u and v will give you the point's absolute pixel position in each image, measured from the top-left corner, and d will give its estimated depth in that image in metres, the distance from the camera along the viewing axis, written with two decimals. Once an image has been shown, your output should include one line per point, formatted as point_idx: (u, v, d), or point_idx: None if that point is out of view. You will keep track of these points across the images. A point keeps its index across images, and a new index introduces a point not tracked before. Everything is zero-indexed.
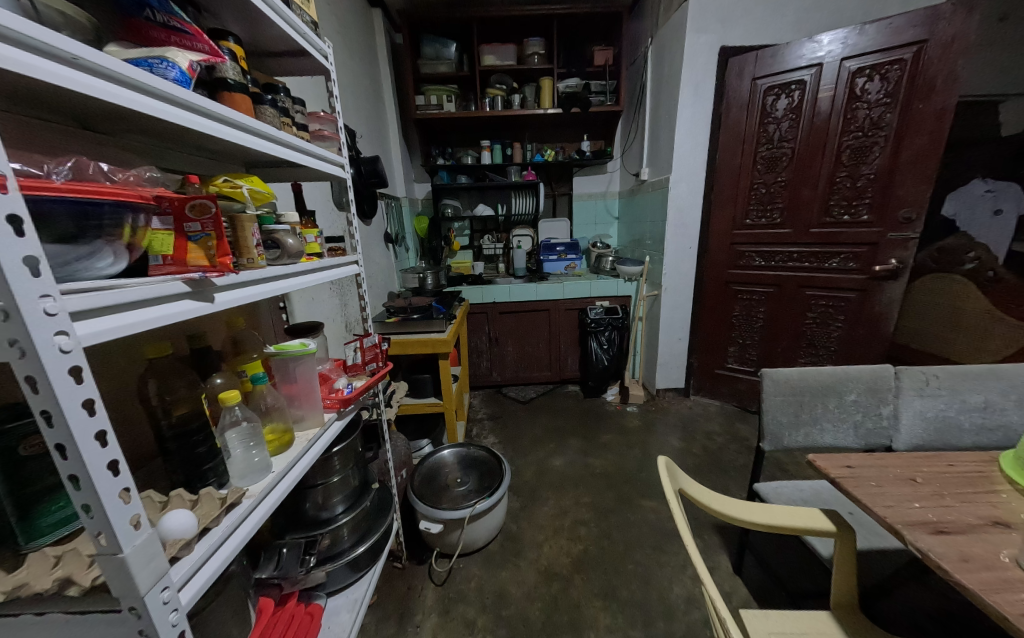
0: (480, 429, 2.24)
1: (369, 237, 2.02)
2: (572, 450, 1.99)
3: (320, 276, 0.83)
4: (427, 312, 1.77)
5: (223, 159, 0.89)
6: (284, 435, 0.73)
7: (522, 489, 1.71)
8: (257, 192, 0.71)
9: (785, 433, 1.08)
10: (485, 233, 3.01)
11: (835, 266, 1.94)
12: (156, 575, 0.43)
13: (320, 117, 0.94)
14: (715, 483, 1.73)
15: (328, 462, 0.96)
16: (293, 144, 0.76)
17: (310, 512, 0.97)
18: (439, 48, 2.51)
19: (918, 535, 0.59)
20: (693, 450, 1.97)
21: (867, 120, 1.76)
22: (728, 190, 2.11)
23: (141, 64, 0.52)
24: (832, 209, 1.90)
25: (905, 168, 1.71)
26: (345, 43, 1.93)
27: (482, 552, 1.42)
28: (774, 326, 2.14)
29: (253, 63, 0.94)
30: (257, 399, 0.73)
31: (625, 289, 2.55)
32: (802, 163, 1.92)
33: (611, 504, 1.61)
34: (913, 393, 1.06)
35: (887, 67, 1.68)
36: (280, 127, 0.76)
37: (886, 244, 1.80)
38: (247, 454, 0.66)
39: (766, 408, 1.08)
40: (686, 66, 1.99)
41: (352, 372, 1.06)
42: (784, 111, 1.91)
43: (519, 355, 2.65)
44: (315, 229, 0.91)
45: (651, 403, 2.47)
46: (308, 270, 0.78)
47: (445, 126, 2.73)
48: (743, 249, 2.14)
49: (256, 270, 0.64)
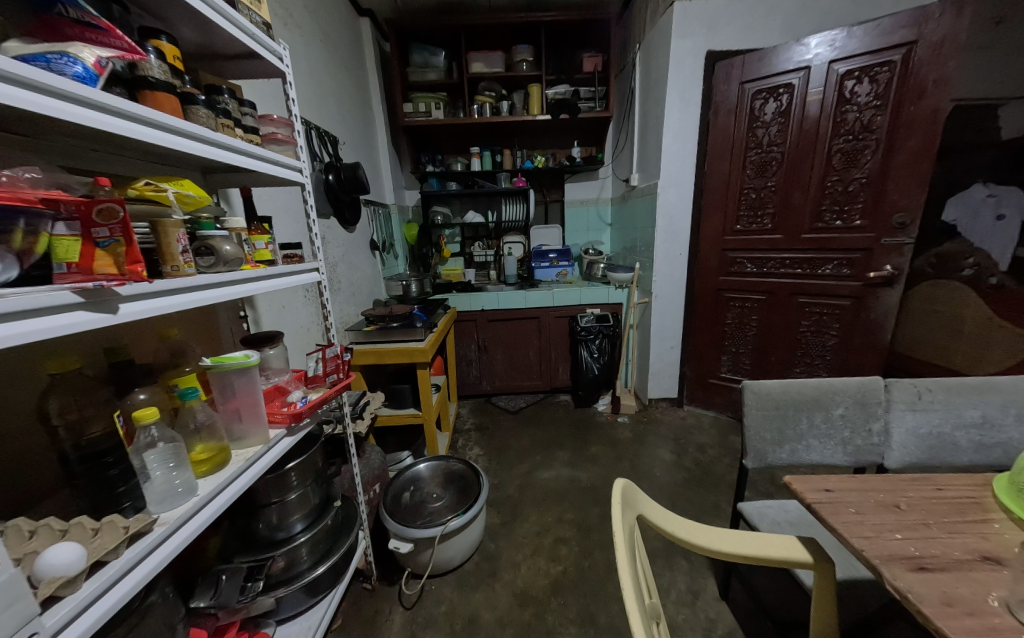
0: (466, 440, 2.18)
1: (354, 244, 1.99)
2: (559, 463, 1.93)
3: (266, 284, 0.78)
4: (407, 320, 1.72)
5: (174, 165, 0.86)
6: (217, 455, 0.69)
7: (504, 504, 1.65)
8: (187, 197, 0.66)
9: (770, 449, 1.02)
10: (476, 240, 2.98)
11: (829, 273, 1.88)
12: (20, 620, 0.39)
13: (274, 119, 0.90)
14: (706, 498, 1.65)
15: (284, 478, 0.93)
16: (237, 148, 0.73)
17: (264, 533, 0.93)
18: (428, 56, 2.50)
19: (897, 572, 0.53)
20: (685, 464, 1.90)
21: (858, 123, 1.72)
22: (717, 196, 2.06)
23: (39, 60, 0.48)
24: (824, 214, 1.84)
25: (899, 171, 1.66)
26: (332, 52, 1.92)
27: (457, 573, 1.35)
28: (766, 334, 2.08)
29: (207, 68, 0.91)
30: (184, 420, 0.68)
31: (615, 296, 2.52)
32: (791, 167, 1.87)
33: (595, 520, 1.55)
34: (905, 407, 1.00)
35: (876, 70, 1.65)
36: (217, 129, 0.72)
37: (881, 250, 1.74)
38: (168, 476, 0.60)
39: (749, 423, 1.02)
40: (673, 72, 1.97)
41: (313, 384, 1.01)
42: (772, 115, 1.87)
43: (508, 364, 2.60)
44: (266, 235, 0.87)
45: (644, 414, 2.40)
46: (253, 277, 0.74)
47: (435, 133, 2.71)
48: (734, 255, 2.09)
49: (181, 278, 0.60)
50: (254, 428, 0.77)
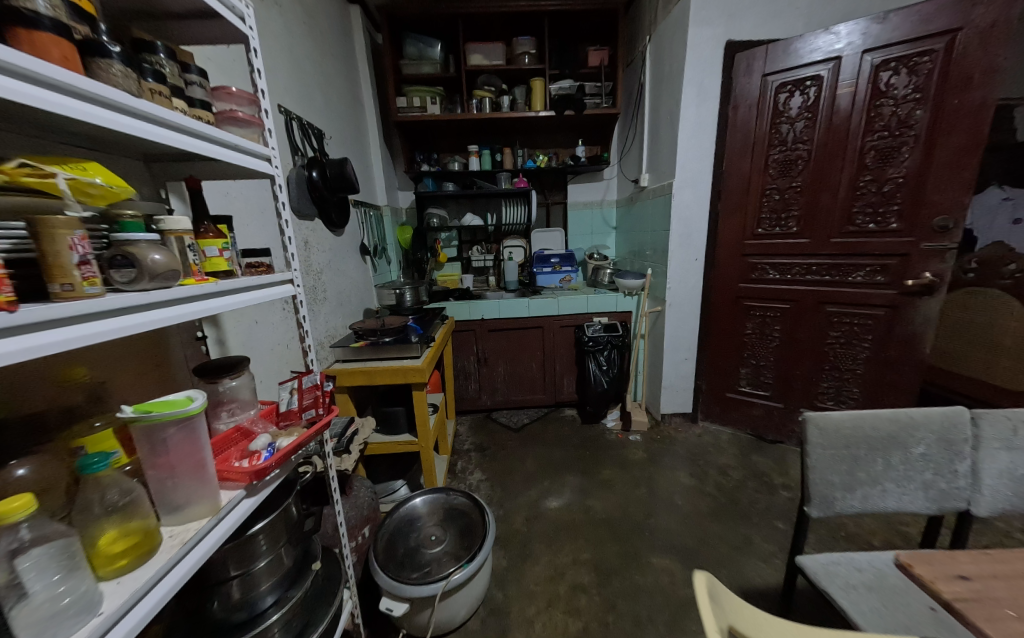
0: (466, 463, 1.99)
1: (342, 250, 1.81)
2: (569, 489, 1.76)
3: (211, 305, 0.59)
4: (401, 334, 1.53)
5: (107, 149, 0.68)
6: (139, 542, 0.50)
7: (511, 542, 1.46)
8: (90, 191, 0.47)
9: (837, 495, 0.86)
10: (473, 244, 2.81)
11: (861, 280, 1.73)
12: None
13: (232, 93, 0.73)
14: (736, 532, 1.48)
15: (250, 544, 0.75)
16: (169, 123, 0.55)
17: (222, 614, 0.74)
18: (423, 48, 2.33)
19: None
20: (707, 489, 1.73)
21: (894, 117, 1.57)
22: (737, 197, 1.91)
23: None
24: (855, 216, 1.70)
25: (940, 170, 1.52)
26: (318, 37, 1.74)
27: (461, 631, 1.17)
28: (790, 346, 1.93)
29: (149, 30, 0.72)
30: (87, 499, 0.49)
31: (625, 304, 2.33)
32: (819, 166, 1.72)
33: (615, 561, 1.37)
34: (997, 445, 0.84)
35: (915, 60, 1.51)
36: (142, 95, 0.54)
37: (920, 255, 1.60)
38: (54, 589, 0.42)
39: (812, 464, 0.86)
40: (690, 62, 1.81)
41: (286, 423, 0.82)
42: (798, 109, 1.73)
43: (510, 377, 2.42)
44: (223, 239, 0.69)
45: (656, 431, 2.23)
46: (191, 298, 0.56)
47: (431, 130, 2.53)
48: (755, 261, 1.94)
49: (74, 303, 0.43)
50: (204, 489, 0.59)
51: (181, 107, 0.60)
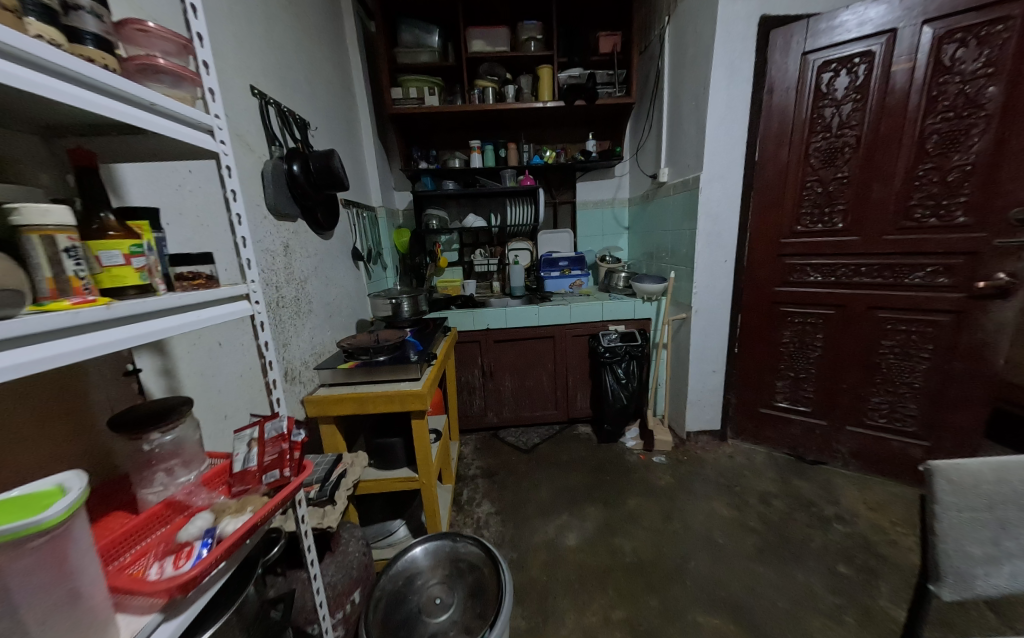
0: (473, 493, 1.77)
1: (330, 255, 1.60)
2: (590, 523, 1.54)
3: (77, 346, 0.39)
4: (398, 352, 1.31)
5: None
6: None
7: (529, 596, 1.25)
8: None
9: (976, 573, 0.64)
10: (476, 247, 2.60)
11: (920, 282, 1.52)
12: None
13: (147, 30, 0.51)
14: (793, 579, 1.26)
15: None
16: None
17: None
18: (419, 34, 2.13)
19: None
20: (750, 522, 1.51)
21: (960, 96, 1.37)
22: (772, 190, 1.71)
23: None
24: (913, 210, 1.49)
25: (1018, 155, 1.32)
26: (301, 15, 1.53)
27: None
28: (835, 356, 1.72)
29: None
30: None
31: (643, 311, 2.13)
32: (870, 154, 1.52)
33: (654, 622, 1.15)
34: None
35: (986, 29, 1.31)
36: None
37: (992, 254, 1.39)
38: None
39: (942, 532, 0.65)
40: (720, 40, 1.61)
41: (241, 490, 0.62)
42: (844, 90, 1.53)
43: (518, 391, 2.21)
44: (136, 241, 0.48)
45: (682, 451, 2.01)
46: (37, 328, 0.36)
47: (429, 123, 2.33)
48: (794, 261, 1.73)
49: None
50: (86, 623, 0.39)
51: (44, 35, 0.41)
